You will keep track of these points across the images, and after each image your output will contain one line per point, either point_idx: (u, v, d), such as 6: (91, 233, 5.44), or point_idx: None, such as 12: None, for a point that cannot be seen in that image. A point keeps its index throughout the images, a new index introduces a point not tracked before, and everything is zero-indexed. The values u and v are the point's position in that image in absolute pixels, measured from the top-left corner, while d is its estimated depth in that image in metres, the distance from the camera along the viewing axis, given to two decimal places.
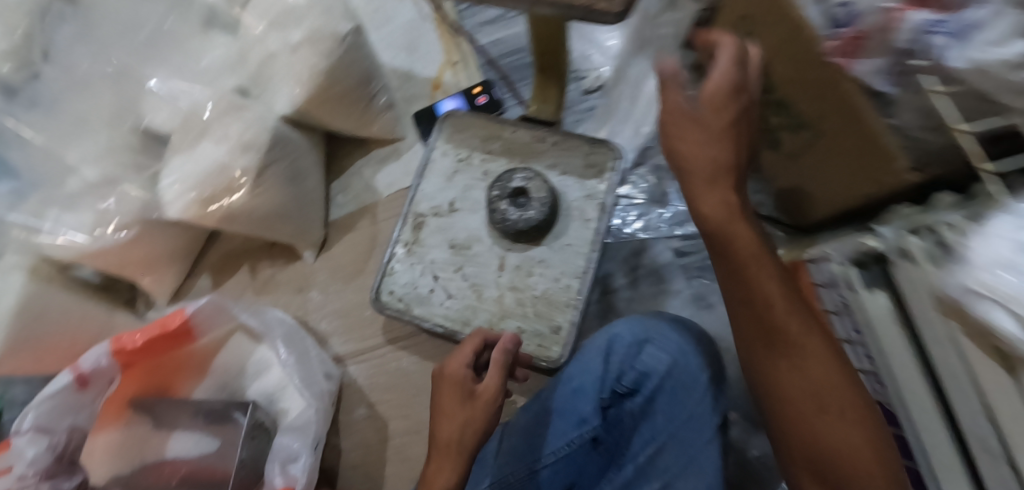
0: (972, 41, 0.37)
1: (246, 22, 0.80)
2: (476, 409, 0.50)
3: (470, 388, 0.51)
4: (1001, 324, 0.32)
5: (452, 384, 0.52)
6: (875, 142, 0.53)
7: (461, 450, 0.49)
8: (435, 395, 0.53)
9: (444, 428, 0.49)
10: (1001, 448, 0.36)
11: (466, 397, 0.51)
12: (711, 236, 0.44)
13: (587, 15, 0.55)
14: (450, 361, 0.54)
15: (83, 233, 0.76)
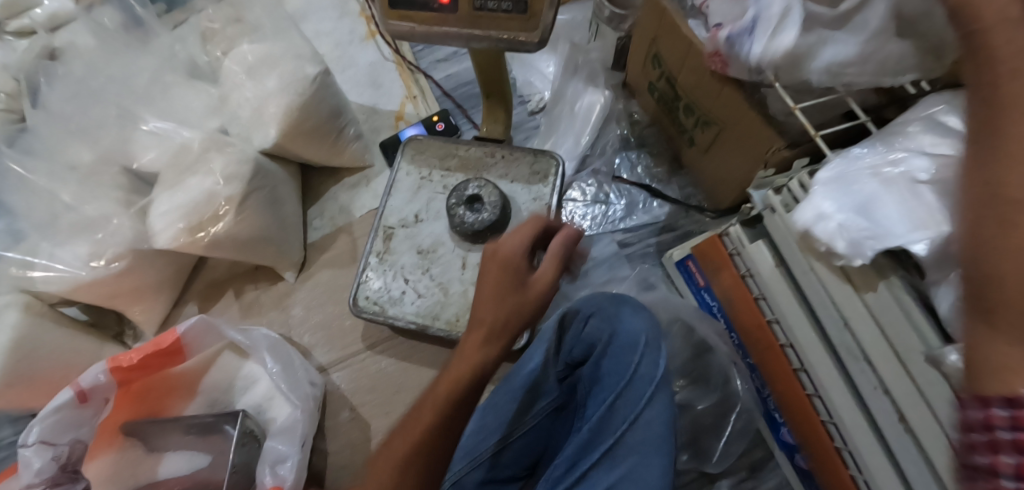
0: (760, 33, 0.53)
1: (224, 71, 0.90)
2: (525, 292, 0.54)
3: (525, 275, 0.54)
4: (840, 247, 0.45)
5: (505, 265, 0.54)
6: (757, 126, 0.67)
7: (503, 330, 0.52)
8: (486, 271, 0.55)
9: (488, 309, 0.52)
10: (859, 349, 0.49)
11: (517, 280, 0.54)
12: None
13: (515, 45, 0.67)
14: (508, 242, 0.56)
15: (78, 265, 0.82)
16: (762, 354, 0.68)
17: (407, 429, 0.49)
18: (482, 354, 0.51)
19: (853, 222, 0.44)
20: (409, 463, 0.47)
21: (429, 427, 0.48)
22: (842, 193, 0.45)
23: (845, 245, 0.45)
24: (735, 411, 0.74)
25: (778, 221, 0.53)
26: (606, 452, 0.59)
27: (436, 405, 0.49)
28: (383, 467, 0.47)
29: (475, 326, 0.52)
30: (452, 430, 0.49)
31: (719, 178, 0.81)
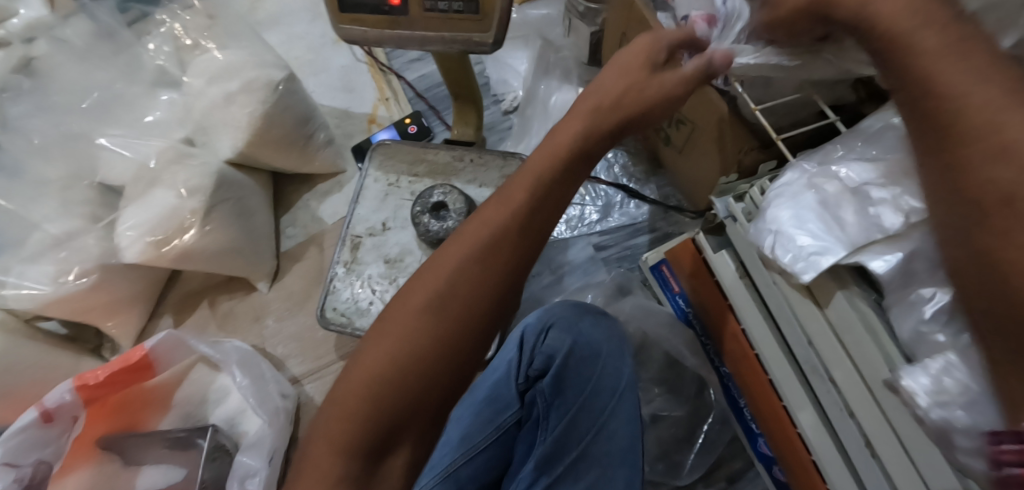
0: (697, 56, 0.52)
1: (188, 80, 0.88)
2: (647, 89, 0.45)
3: (655, 65, 0.45)
4: (782, 259, 0.43)
5: (631, 57, 0.45)
6: (727, 126, 0.63)
7: (607, 115, 0.45)
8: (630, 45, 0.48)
9: (607, 78, 0.45)
10: (823, 368, 0.45)
11: (645, 74, 0.45)
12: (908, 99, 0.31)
13: (470, 46, 0.64)
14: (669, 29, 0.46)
15: (45, 283, 0.80)
16: (736, 363, 0.64)
17: (469, 227, 0.42)
18: (577, 140, 0.44)
19: (802, 235, 0.41)
20: (471, 259, 0.41)
21: (500, 225, 0.42)
22: (794, 204, 0.43)
23: (795, 259, 0.42)
24: (708, 421, 0.73)
25: (738, 229, 0.50)
26: (570, 466, 0.59)
27: (508, 205, 0.43)
28: (441, 260, 0.41)
29: (572, 120, 0.45)
30: (522, 233, 0.42)
31: (694, 180, 0.78)
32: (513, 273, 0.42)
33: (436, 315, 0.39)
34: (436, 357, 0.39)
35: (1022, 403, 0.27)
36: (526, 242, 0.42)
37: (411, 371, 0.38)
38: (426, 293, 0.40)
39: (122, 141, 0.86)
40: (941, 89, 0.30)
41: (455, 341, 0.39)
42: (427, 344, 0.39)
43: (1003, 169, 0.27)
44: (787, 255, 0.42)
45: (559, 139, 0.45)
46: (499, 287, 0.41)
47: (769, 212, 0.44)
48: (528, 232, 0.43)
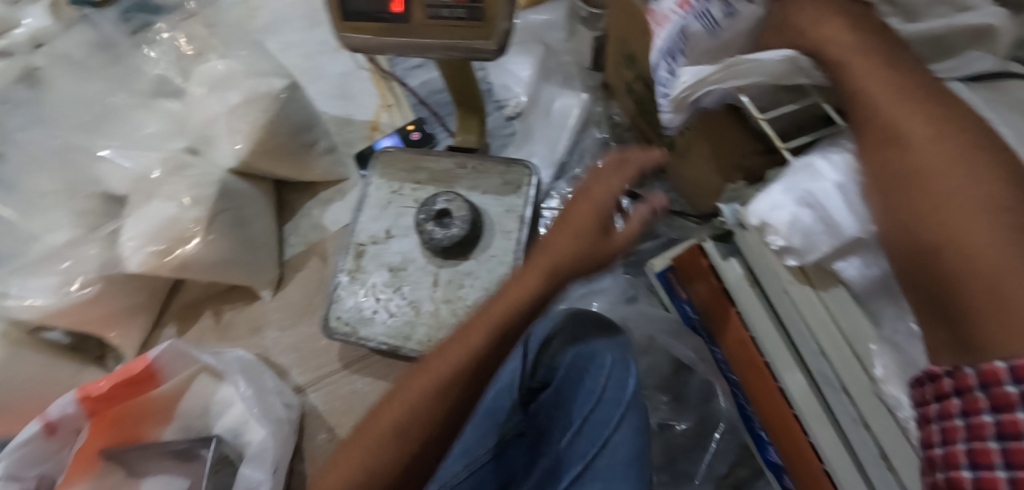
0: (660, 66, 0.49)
1: (190, 88, 0.87)
2: (598, 250, 0.50)
3: (603, 226, 0.50)
4: (789, 237, 0.41)
5: (585, 220, 0.50)
6: (732, 132, 0.62)
7: (563, 273, 0.49)
8: (568, 207, 0.52)
9: (558, 241, 0.50)
10: (837, 380, 0.44)
11: (595, 238, 0.50)
12: (852, 102, 0.42)
13: (472, 53, 0.63)
14: (601, 188, 0.51)
15: (44, 296, 0.79)
16: (743, 370, 0.64)
17: (432, 362, 0.49)
18: (534, 292, 0.49)
19: (806, 211, 0.40)
20: (425, 397, 0.48)
21: (453, 369, 0.48)
22: (794, 177, 0.42)
23: (800, 238, 0.41)
24: (718, 430, 0.72)
25: (746, 236, 0.49)
26: (574, 480, 0.57)
27: (464, 349, 0.49)
28: (402, 392, 0.49)
29: (527, 278, 0.50)
30: (471, 374, 0.49)
31: (698, 186, 0.77)
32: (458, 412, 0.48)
33: (395, 438, 0.47)
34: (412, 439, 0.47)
35: (939, 346, 0.35)
36: (471, 383, 0.49)
37: (403, 441, 0.47)
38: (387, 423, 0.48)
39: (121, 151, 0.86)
40: (866, 97, 0.40)
41: (405, 465, 0.47)
42: (382, 471, 0.47)
43: (893, 153, 0.38)
44: (795, 234, 0.40)
45: (514, 292, 0.50)
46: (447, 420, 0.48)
47: (775, 192, 0.42)
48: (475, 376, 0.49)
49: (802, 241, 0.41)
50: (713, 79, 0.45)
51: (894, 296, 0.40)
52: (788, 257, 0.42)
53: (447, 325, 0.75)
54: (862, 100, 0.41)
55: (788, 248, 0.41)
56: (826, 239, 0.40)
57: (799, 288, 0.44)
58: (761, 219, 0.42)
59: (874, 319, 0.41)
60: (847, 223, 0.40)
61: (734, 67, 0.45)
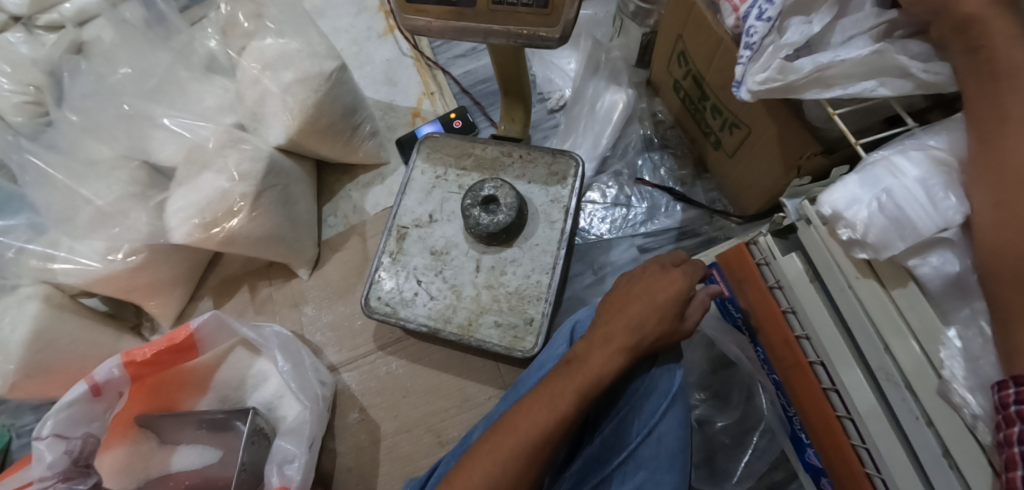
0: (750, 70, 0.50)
1: (243, 65, 0.88)
2: (673, 334, 0.55)
3: (681, 310, 0.55)
4: (869, 231, 0.41)
5: (664, 304, 0.55)
6: (788, 130, 0.62)
7: (642, 347, 0.54)
8: (641, 286, 0.57)
9: (642, 320, 0.54)
10: (902, 377, 0.44)
11: (674, 321, 0.55)
12: (986, 93, 0.41)
13: (535, 41, 0.64)
14: (676, 278, 0.57)
15: (96, 259, 0.83)
16: (786, 371, 0.64)
17: (519, 420, 0.51)
18: (616, 364, 0.53)
19: (882, 207, 0.41)
20: (518, 454, 0.49)
21: (545, 428, 0.50)
22: (874, 172, 0.42)
23: (876, 234, 0.41)
24: (758, 430, 0.72)
25: (812, 234, 0.49)
26: (617, 466, 0.57)
27: (554, 409, 0.50)
28: (488, 449, 0.50)
29: (608, 349, 0.53)
30: (561, 432, 0.50)
31: (745, 184, 0.77)
32: (546, 469, 0.50)
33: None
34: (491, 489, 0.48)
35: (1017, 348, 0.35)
36: (560, 442, 0.50)
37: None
38: (478, 477, 0.49)
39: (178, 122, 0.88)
40: (1010, 88, 0.39)
41: None
42: None
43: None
44: (871, 231, 0.41)
45: (598, 360, 0.53)
46: (535, 476, 0.50)
47: (853, 189, 0.43)
48: (563, 433, 0.50)
49: (877, 237, 0.41)
50: (799, 85, 0.49)
51: (966, 298, 0.40)
52: (860, 250, 0.43)
53: (488, 310, 0.76)
54: (1005, 94, 0.39)
55: (867, 244, 0.42)
56: (904, 238, 0.40)
57: (867, 285, 0.45)
58: (836, 210, 0.44)
59: (940, 315, 0.41)
60: (922, 221, 0.40)
61: (821, 72, 0.48)
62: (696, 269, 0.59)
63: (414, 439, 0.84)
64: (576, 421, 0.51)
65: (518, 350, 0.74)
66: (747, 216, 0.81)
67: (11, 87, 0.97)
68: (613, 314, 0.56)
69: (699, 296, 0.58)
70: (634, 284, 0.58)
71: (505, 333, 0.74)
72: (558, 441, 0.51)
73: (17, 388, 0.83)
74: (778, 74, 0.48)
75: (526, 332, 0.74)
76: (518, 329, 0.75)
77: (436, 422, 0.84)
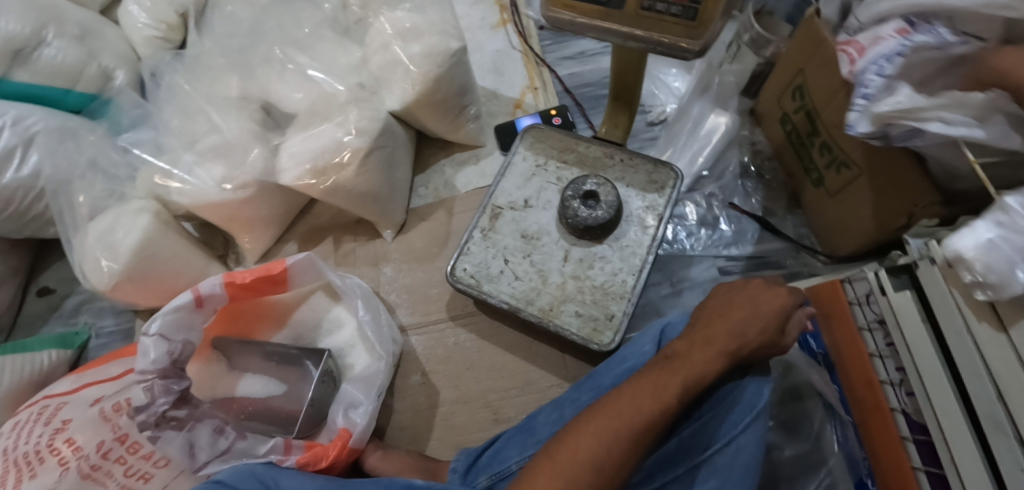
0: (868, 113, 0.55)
1: (374, 32, 0.94)
2: (772, 345, 0.58)
3: (781, 324, 0.58)
4: (994, 278, 0.43)
5: (766, 314, 0.58)
6: (908, 177, 0.63)
7: (740, 352, 0.56)
8: (737, 296, 0.60)
9: (745, 331, 0.57)
10: (1011, 427, 0.45)
11: (775, 333, 0.57)
12: None
13: (674, 50, 0.68)
14: (777, 293, 0.59)
15: (212, 186, 0.89)
16: (864, 413, 0.65)
17: (622, 405, 0.53)
18: (715, 366, 0.55)
19: (1008, 246, 0.42)
20: (622, 437, 0.51)
21: (649, 414, 0.52)
22: (989, 217, 0.44)
23: (998, 276, 0.43)
24: (821, 473, 0.70)
25: (934, 271, 0.51)
26: (689, 470, 0.60)
27: (658, 398, 0.53)
28: (590, 428, 0.52)
29: (710, 351, 0.56)
30: (663, 422, 0.53)
31: (840, 227, 0.79)
32: (644, 454, 0.52)
33: (589, 472, 0.50)
34: (595, 468, 0.50)
35: None
36: (660, 431, 0.53)
37: (595, 470, 0.50)
38: (584, 454, 0.51)
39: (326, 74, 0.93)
40: None
41: None
42: None
43: None
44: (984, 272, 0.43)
45: (700, 360, 0.56)
46: (635, 462, 0.52)
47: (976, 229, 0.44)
48: (663, 422, 0.53)
49: (1000, 281, 0.43)
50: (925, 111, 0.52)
51: None
52: (982, 292, 0.45)
53: (572, 299, 0.79)
54: None
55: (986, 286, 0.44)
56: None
57: (984, 328, 0.47)
58: (955, 254, 0.45)
59: None
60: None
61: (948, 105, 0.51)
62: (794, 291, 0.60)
63: (470, 411, 0.86)
64: (675, 413, 0.54)
65: (595, 342, 0.76)
66: (835, 257, 0.82)
67: (147, 21, 1.07)
68: (713, 320, 0.59)
69: (797, 313, 0.59)
70: (734, 295, 0.60)
71: (585, 324, 0.77)
72: (659, 430, 0.53)
73: (117, 288, 0.89)
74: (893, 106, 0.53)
75: (606, 327, 0.77)
76: (597, 323, 0.77)
77: (495, 399, 0.87)
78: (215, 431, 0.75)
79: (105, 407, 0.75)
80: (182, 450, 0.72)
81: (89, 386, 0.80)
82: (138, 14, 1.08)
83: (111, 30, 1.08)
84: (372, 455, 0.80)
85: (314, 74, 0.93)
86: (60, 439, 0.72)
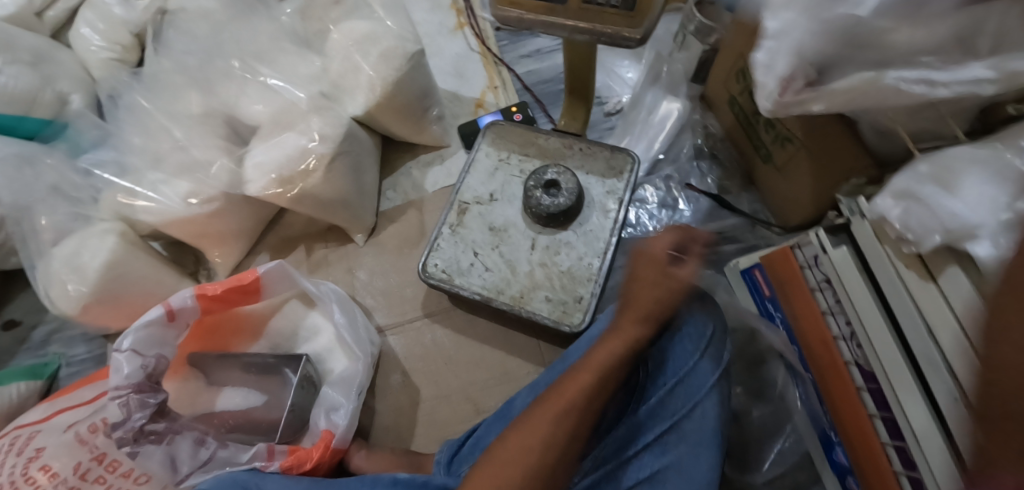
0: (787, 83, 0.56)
1: (333, 40, 0.95)
2: (671, 290, 0.58)
3: (670, 268, 0.59)
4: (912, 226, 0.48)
5: (657, 267, 0.59)
6: (842, 145, 0.68)
7: (652, 310, 0.58)
8: (633, 265, 0.62)
9: (645, 291, 0.59)
10: (943, 361, 0.49)
11: (666, 278, 0.58)
12: None
13: (617, 40, 0.71)
14: (659, 242, 0.61)
15: (177, 202, 0.89)
16: (822, 370, 0.68)
17: (557, 400, 0.55)
18: (634, 333, 0.58)
19: (944, 218, 0.45)
20: (568, 412, 0.54)
21: (586, 388, 0.55)
22: (953, 177, 0.45)
23: (913, 229, 0.48)
24: (785, 432, 0.77)
25: (866, 226, 0.55)
26: (658, 436, 0.62)
27: (587, 381, 0.56)
28: (540, 414, 0.55)
29: (629, 321, 0.58)
30: (599, 393, 0.56)
31: (789, 199, 0.83)
32: (590, 426, 0.55)
33: (540, 465, 0.52)
34: (548, 447, 0.53)
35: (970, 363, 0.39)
36: (603, 399, 0.56)
37: (546, 451, 0.53)
38: (534, 438, 0.53)
39: (287, 84, 0.94)
40: None
41: (554, 469, 0.53)
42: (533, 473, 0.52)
43: None
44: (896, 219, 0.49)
45: (620, 332, 0.58)
46: (584, 433, 0.55)
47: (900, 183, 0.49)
48: (597, 402, 0.56)
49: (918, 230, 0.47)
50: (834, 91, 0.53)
51: None
52: (908, 246, 0.49)
53: (541, 286, 0.81)
54: None
55: (908, 239, 0.49)
56: (941, 230, 0.46)
57: (913, 275, 0.51)
58: (895, 199, 0.49)
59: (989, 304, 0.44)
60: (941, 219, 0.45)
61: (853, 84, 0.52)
62: (680, 236, 0.61)
63: (452, 405, 0.88)
64: (610, 382, 0.56)
65: (566, 324, 0.79)
66: (788, 227, 0.86)
67: (102, 43, 1.07)
68: (625, 293, 0.61)
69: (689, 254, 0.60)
70: (631, 262, 0.62)
71: (555, 308, 0.80)
72: (601, 400, 0.56)
73: (87, 311, 0.88)
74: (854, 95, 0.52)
75: (575, 309, 0.79)
76: (567, 306, 0.80)
77: (475, 392, 0.88)
78: (195, 441, 0.75)
79: (81, 430, 0.75)
80: (164, 464, 0.72)
81: (62, 412, 0.79)
82: (92, 36, 1.08)
83: (65, 54, 1.08)
84: (356, 455, 0.81)
85: (275, 85, 0.94)
86: (35, 467, 0.71)
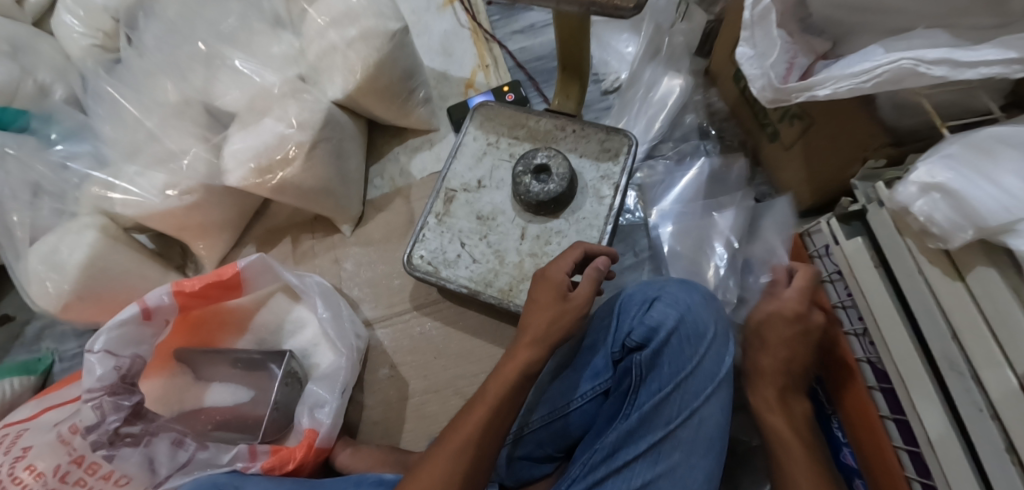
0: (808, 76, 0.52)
1: (309, 18, 0.89)
2: (565, 313, 0.57)
3: (565, 291, 0.59)
4: (939, 217, 0.42)
5: (547, 289, 0.59)
6: (856, 122, 0.62)
7: (552, 332, 0.56)
8: (535, 288, 0.61)
9: (535, 316, 0.57)
10: (967, 366, 0.44)
11: (558, 301, 0.58)
12: None
13: (610, 10, 0.65)
14: (555, 266, 0.61)
15: (154, 195, 0.86)
16: (832, 367, 0.63)
17: (452, 438, 0.52)
18: (528, 358, 0.55)
19: (1005, 199, 0.39)
20: (473, 442, 0.51)
21: (489, 413, 0.53)
22: (993, 163, 0.41)
23: (943, 219, 0.42)
24: None
25: (884, 215, 0.50)
26: (654, 444, 0.59)
27: (485, 413, 0.53)
28: (449, 446, 0.51)
29: (526, 344, 0.56)
30: (499, 419, 0.53)
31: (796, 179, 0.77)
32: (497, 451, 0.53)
33: None
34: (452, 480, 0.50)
35: None
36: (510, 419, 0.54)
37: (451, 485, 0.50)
38: (440, 472, 0.50)
39: (259, 66, 0.89)
40: None
41: None
42: None
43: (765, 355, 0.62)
44: (923, 208, 0.43)
45: (515, 354, 0.56)
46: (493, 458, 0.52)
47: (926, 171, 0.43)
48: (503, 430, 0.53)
49: (946, 223, 0.41)
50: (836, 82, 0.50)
51: None
52: (933, 240, 0.44)
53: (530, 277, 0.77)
54: None
55: (933, 234, 0.43)
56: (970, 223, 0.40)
57: (937, 272, 0.45)
58: (920, 188, 0.43)
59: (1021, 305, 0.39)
60: (978, 209, 0.40)
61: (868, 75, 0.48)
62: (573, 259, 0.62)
63: (443, 400, 0.85)
64: (512, 404, 0.54)
65: None
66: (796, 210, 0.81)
67: (82, 30, 1.00)
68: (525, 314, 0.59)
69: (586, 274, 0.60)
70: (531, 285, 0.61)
71: None
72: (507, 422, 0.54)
73: (69, 309, 0.86)
74: (862, 78, 0.48)
75: None
76: None
77: (466, 386, 0.85)
78: (173, 443, 0.75)
79: (63, 430, 0.73)
80: (142, 466, 0.72)
81: (50, 409, 0.78)
82: (72, 24, 1.00)
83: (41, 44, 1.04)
84: (342, 453, 0.78)
85: (242, 67, 0.89)
86: (21, 467, 0.69)
